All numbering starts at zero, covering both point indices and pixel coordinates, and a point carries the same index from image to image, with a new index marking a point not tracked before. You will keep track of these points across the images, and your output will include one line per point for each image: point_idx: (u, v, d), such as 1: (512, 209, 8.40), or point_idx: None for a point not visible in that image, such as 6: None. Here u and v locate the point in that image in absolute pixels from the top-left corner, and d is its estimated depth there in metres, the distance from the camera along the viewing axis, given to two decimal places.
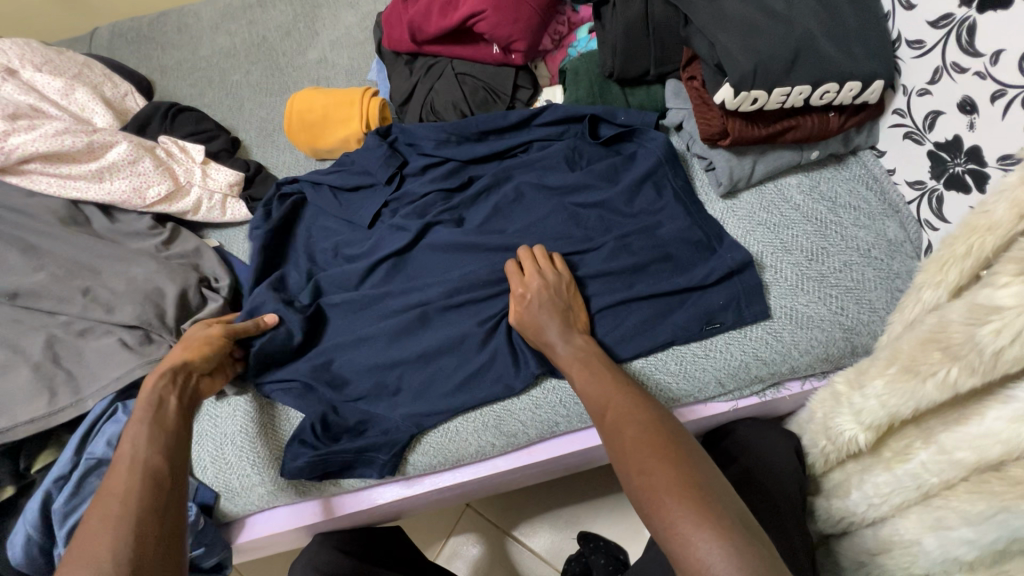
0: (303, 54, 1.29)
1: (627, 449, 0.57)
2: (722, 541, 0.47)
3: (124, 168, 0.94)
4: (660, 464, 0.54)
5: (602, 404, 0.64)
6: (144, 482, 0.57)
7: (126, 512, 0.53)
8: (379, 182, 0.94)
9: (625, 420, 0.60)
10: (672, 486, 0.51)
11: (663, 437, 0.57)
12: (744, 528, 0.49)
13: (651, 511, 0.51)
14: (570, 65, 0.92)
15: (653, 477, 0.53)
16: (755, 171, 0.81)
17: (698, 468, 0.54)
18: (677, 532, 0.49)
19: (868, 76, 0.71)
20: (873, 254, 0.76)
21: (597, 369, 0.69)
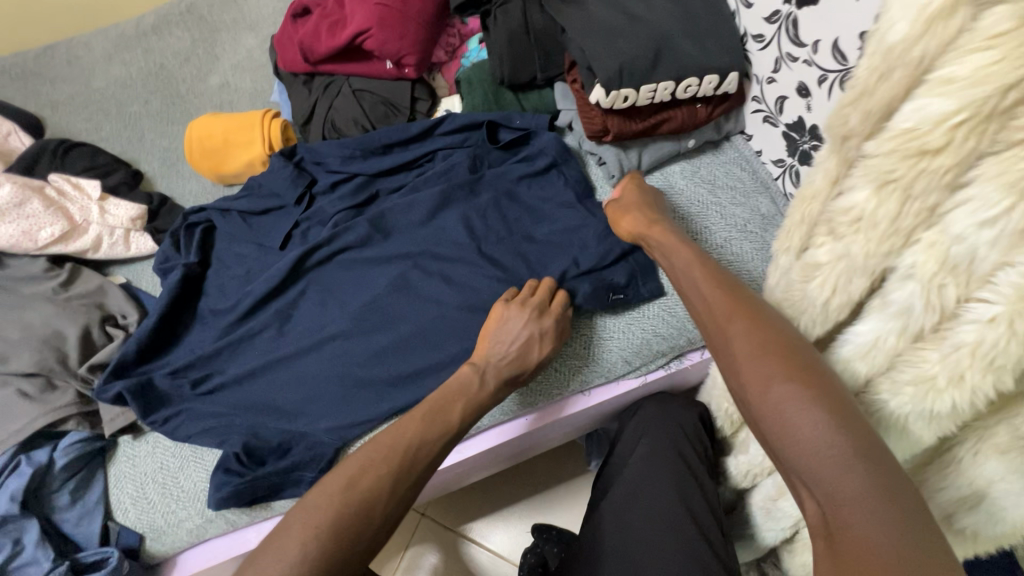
0: (204, 79, 1.27)
1: (760, 366, 0.51)
2: (868, 473, 0.42)
3: (10, 212, 0.90)
4: (800, 386, 0.48)
5: (727, 312, 0.57)
6: (415, 474, 0.63)
7: (412, 478, 0.62)
8: (288, 203, 0.95)
9: (753, 332, 0.53)
10: (814, 404, 0.46)
11: (803, 355, 0.50)
12: (891, 461, 0.43)
13: (784, 435, 0.47)
14: (463, 74, 0.96)
15: (790, 399, 0.47)
16: (642, 162, 0.87)
17: (842, 389, 0.47)
18: (818, 458, 0.45)
19: (723, 69, 0.78)
20: (749, 228, 0.84)
21: (720, 276, 0.63)
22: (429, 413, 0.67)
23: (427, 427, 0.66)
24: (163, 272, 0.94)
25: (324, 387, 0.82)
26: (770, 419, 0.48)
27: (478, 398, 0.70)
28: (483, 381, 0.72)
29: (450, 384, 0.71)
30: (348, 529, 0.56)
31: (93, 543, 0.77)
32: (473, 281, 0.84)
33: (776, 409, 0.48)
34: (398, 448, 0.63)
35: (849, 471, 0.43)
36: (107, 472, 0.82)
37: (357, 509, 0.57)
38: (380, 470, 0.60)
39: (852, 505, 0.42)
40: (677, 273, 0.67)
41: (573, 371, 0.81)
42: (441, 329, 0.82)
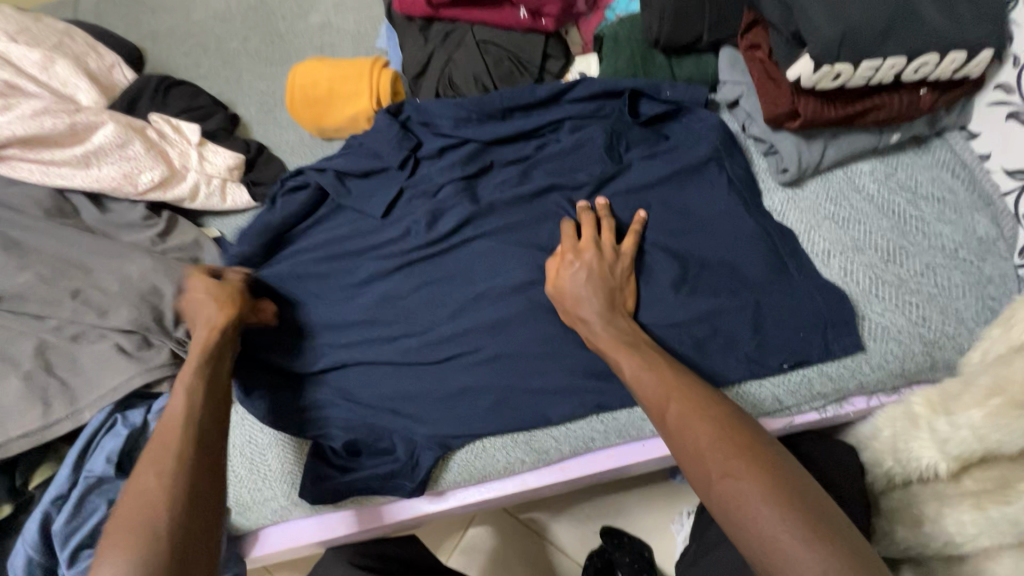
0: (305, 18, 1.17)
1: (705, 460, 0.49)
2: (834, 557, 0.42)
3: (112, 152, 0.86)
4: (747, 476, 0.47)
5: (659, 389, 0.56)
6: (202, 440, 0.58)
7: (187, 481, 0.54)
8: (390, 165, 0.83)
9: (693, 418, 0.52)
10: (764, 494, 0.46)
11: (743, 438, 0.50)
12: (844, 542, 0.44)
13: (743, 533, 0.45)
14: (607, 29, 0.80)
15: (747, 496, 0.46)
16: (825, 157, 0.71)
17: (797, 481, 0.47)
18: (788, 563, 0.43)
19: (976, 46, 0.59)
20: (960, 255, 0.66)
21: (651, 356, 0.60)
22: (192, 377, 0.64)
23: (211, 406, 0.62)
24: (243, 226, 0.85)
25: (427, 383, 0.74)
26: (730, 516, 0.47)
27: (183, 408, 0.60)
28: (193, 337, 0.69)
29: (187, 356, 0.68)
30: (149, 540, 0.49)
31: None
32: None
33: (737, 508, 0.46)
34: (166, 418, 0.59)
35: (810, 562, 0.42)
36: None
37: (159, 518, 0.50)
38: (163, 463, 0.54)
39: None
40: (609, 351, 0.63)
41: None
42: (559, 337, 0.72)
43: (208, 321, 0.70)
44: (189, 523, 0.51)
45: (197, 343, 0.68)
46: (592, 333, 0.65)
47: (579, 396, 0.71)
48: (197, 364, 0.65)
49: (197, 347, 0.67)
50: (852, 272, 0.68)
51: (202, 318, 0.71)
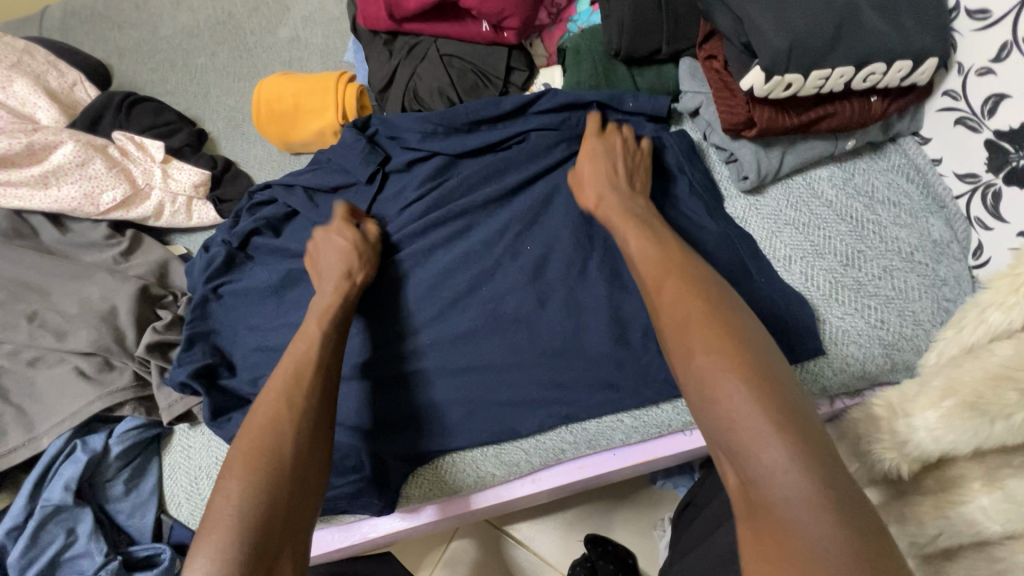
0: (273, 32, 1.16)
1: (687, 333, 0.49)
2: (794, 443, 0.40)
3: (72, 171, 0.84)
4: (728, 357, 0.45)
5: (658, 270, 0.57)
6: (314, 389, 0.59)
7: (300, 424, 0.56)
8: (359, 180, 0.82)
9: (685, 296, 0.52)
10: (734, 370, 0.44)
11: (727, 322, 0.49)
12: (808, 429, 0.42)
13: (707, 404, 0.45)
14: (569, 42, 0.81)
15: (714, 370, 0.45)
16: (783, 164, 0.72)
17: (772, 363, 0.45)
18: (742, 432, 0.42)
19: (920, 54, 0.61)
20: (916, 257, 0.68)
21: (656, 234, 0.62)
22: (329, 324, 0.66)
23: (307, 348, 0.63)
24: (204, 249, 0.85)
25: (395, 399, 0.73)
26: (703, 392, 0.45)
27: (309, 348, 0.63)
28: (321, 293, 0.70)
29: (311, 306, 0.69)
30: (272, 459, 0.53)
31: (146, 536, 0.74)
32: (566, 294, 0.72)
33: (711, 381, 0.45)
34: (282, 369, 0.61)
35: (772, 443, 0.41)
36: (162, 461, 0.77)
37: (279, 456, 0.53)
38: (281, 387, 0.59)
39: (775, 479, 0.39)
40: (617, 223, 0.65)
41: (674, 409, 0.71)
42: (526, 348, 0.71)
43: (334, 274, 0.71)
44: (306, 438, 0.56)
45: (324, 298, 0.69)
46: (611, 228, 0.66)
47: (548, 407, 0.71)
48: (327, 316, 0.67)
49: (327, 299, 0.68)
50: (812, 276, 0.69)
51: (327, 275, 0.71)
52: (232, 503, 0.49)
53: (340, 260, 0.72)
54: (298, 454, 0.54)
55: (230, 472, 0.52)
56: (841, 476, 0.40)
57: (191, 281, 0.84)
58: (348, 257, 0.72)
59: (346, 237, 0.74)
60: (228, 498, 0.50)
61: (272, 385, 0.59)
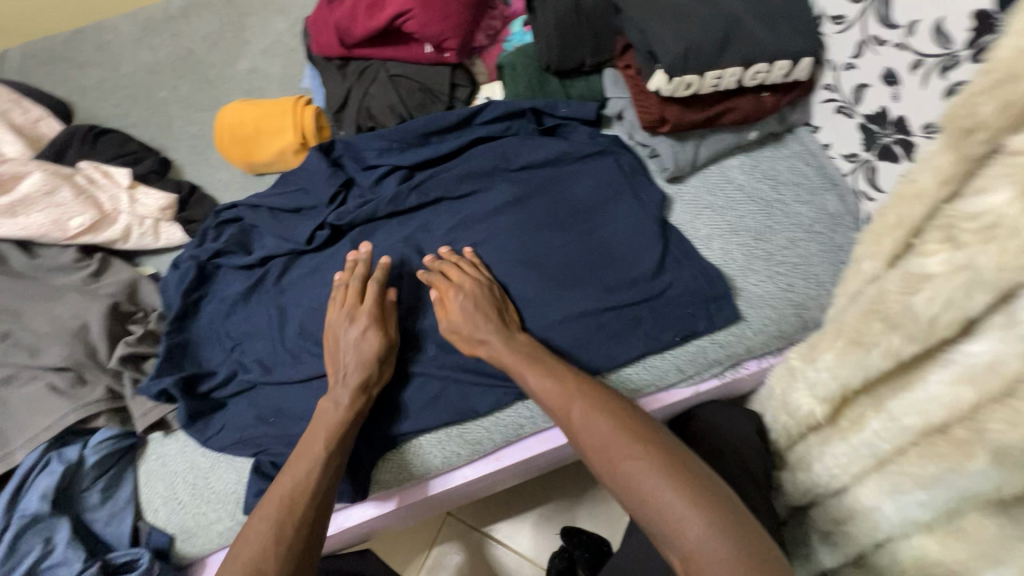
0: (233, 65, 1.23)
1: (607, 449, 0.58)
2: (712, 521, 0.50)
3: (40, 200, 0.88)
4: (645, 462, 0.55)
5: (561, 399, 0.64)
6: (314, 505, 0.64)
7: (295, 539, 0.61)
8: (320, 203, 0.88)
9: (593, 412, 0.61)
10: (661, 470, 0.54)
11: (643, 429, 0.59)
12: (723, 502, 0.51)
13: (642, 503, 0.53)
14: (505, 59, 0.90)
15: (641, 472, 0.54)
16: (698, 155, 0.81)
17: (685, 460, 0.55)
18: (669, 519, 0.51)
19: (796, 55, 0.71)
20: (816, 229, 0.77)
21: (552, 365, 0.69)
22: (333, 448, 0.68)
23: (297, 465, 0.67)
24: (174, 266, 0.89)
25: None
26: (632, 495, 0.54)
27: (311, 464, 0.67)
28: (334, 400, 0.71)
29: (316, 416, 0.71)
30: None
31: (123, 543, 0.75)
32: (515, 283, 0.79)
33: (642, 494, 0.53)
34: (294, 481, 0.65)
35: (694, 524, 0.50)
36: (137, 470, 0.80)
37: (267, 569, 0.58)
38: (280, 505, 0.63)
39: (704, 554, 0.48)
40: (514, 365, 0.70)
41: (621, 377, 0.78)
42: None
43: (351, 384, 0.72)
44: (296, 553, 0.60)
45: (336, 410, 0.71)
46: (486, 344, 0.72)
47: (505, 386, 0.77)
48: (335, 436, 0.69)
49: (341, 414, 0.70)
50: (730, 251, 0.78)
51: (346, 380, 0.72)
52: None
53: (356, 370, 0.72)
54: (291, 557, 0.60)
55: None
56: (753, 538, 0.49)
57: (164, 298, 0.88)
58: (365, 369, 0.72)
59: (364, 334, 0.73)
60: None
61: (272, 500, 0.64)
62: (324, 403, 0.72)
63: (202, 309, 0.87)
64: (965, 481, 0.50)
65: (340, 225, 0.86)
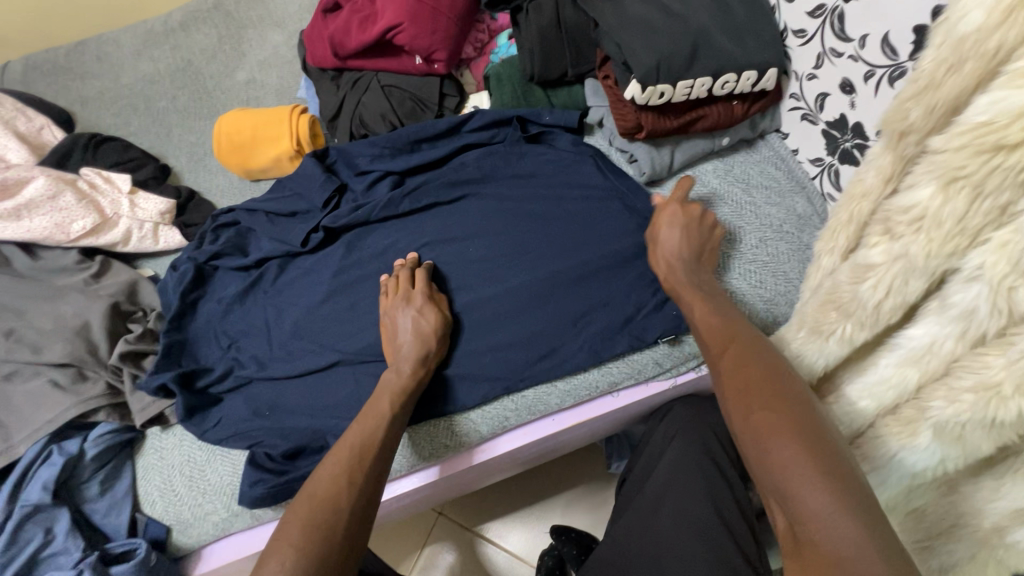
0: (231, 76, 1.27)
1: (748, 397, 0.52)
2: (843, 493, 0.44)
3: (44, 204, 0.91)
4: (783, 422, 0.49)
5: (721, 333, 0.60)
6: (376, 457, 0.66)
7: (364, 484, 0.62)
8: (315, 207, 0.92)
9: (746, 355, 0.55)
10: (795, 440, 0.47)
11: (789, 399, 0.51)
12: (869, 507, 0.44)
13: (764, 457, 0.48)
14: (492, 71, 0.95)
15: (779, 441, 0.48)
16: (674, 160, 0.86)
17: (832, 440, 0.48)
18: (796, 480, 0.46)
19: (762, 66, 0.76)
20: (785, 229, 0.82)
21: (722, 304, 0.65)
22: (399, 407, 0.72)
23: (364, 420, 0.69)
24: (173, 268, 0.93)
25: (357, 386, 0.81)
26: (761, 451, 0.49)
27: (377, 420, 0.69)
28: (395, 370, 0.75)
29: (381, 382, 0.75)
30: (327, 520, 0.58)
31: (121, 534, 0.78)
32: (501, 283, 0.83)
33: (766, 445, 0.49)
34: (358, 435, 0.67)
35: (825, 497, 0.44)
36: (135, 464, 0.83)
37: (336, 508, 0.59)
38: (347, 455, 0.65)
39: (828, 528, 0.43)
40: (683, 293, 0.68)
41: (601, 373, 0.81)
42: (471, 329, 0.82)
43: (411, 356, 0.76)
44: (365, 498, 0.61)
45: (396, 377, 0.75)
46: (671, 270, 0.72)
47: (491, 379, 0.80)
48: (401, 399, 0.72)
49: (400, 379, 0.74)
50: None
51: (404, 354, 0.76)
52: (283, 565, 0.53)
53: (416, 344, 0.77)
54: (357, 501, 0.61)
55: (287, 535, 0.56)
56: (884, 529, 0.43)
57: (163, 299, 0.92)
58: (423, 343, 0.77)
59: (424, 314, 0.78)
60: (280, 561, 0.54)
61: (343, 446, 0.66)
62: (386, 372, 0.76)
63: (198, 310, 0.90)
64: (915, 458, 0.54)
65: (334, 227, 0.90)
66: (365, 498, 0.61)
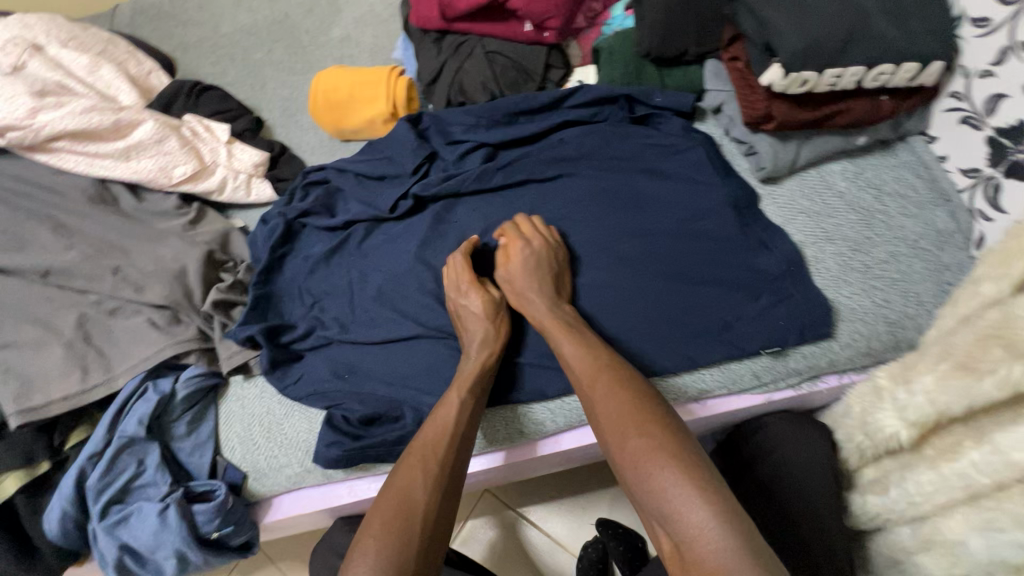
0: (326, 32, 1.26)
1: (622, 430, 0.56)
2: (711, 500, 0.48)
3: (151, 147, 0.93)
4: (656, 440, 0.53)
5: (591, 371, 0.63)
6: (452, 447, 0.65)
7: (440, 478, 0.62)
8: (404, 172, 0.90)
9: (615, 389, 0.59)
10: (669, 454, 0.52)
11: (650, 420, 0.55)
12: (732, 506, 0.48)
13: (644, 482, 0.52)
14: (604, 44, 0.89)
15: (655, 464, 0.52)
16: (799, 156, 0.78)
17: (694, 454, 0.52)
18: (673, 502, 0.49)
19: (926, 58, 0.67)
20: (921, 245, 0.73)
21: (590, 339, 0.68)
22: (472, 395, 0.69)
23: (441, 407, 0.68)
24: (263, 222, 0.93)
25: (436, 361, 0.80)
26: (640, 478, 0.52)
27: (454, 411, 0.67)
28: (467, 358, 0.73)
29: (456, 369, 0.73)
30: (407, 518, 0.59)
31: (203, 474, 0.81)
32: (591, 272, 0.78)
33: (642, 471, 0.52)
34: (436, 426, 0.66)
35: (699, 508, 0.48)
36: (218, 409, 0.85)
37: (416, 504, 0.60)
38: (422, 447, 0.64)
39: (706, 536, 0.46)
40: (552, 331, 0.70)
41: (694, 378, 0.75)
42: None
43: (474, 346, 0.74)
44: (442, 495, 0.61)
45: (471, 364, 0.72)
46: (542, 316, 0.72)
47: None
48: (467, 388, 0.70)
49: (472, 368, 0.72)
50: (825, 260, 0.75)
51: (472, 342, 0.74)
52: (368, 563, 0.55)
53: (479, 335, 0.74)
54: (438, 497, 0.61)
55: (369, 550, 0.57)
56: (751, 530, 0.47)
57: (253, 252, 0.93)
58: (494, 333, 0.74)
59: (482, 304, 0.75)
60: (364, 558, 0.56)
61: (422, 435, 0.65)
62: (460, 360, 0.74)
63: (283, 267, 0.91)
64: None
65: (423, 195, 0.87)
66: (444, 493, 0.62)
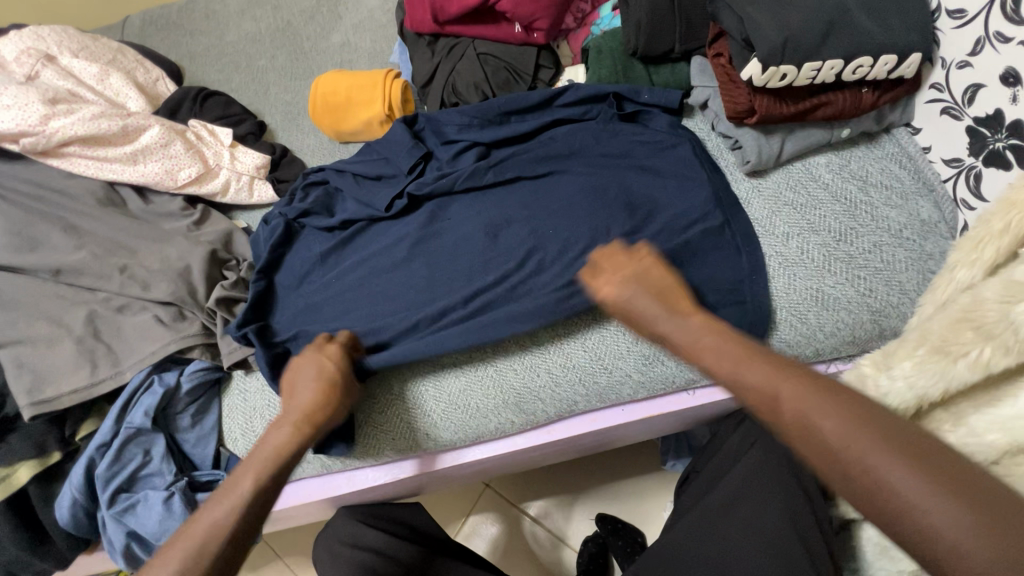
0: (327, 38, 1.30)
1: (801, 419, 0.48)
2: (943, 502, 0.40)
3: (157, 151, 0.97)
4: (877, 442, 0.44)
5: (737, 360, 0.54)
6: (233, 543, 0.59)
7: None
8: (399, 171, 0.92)
9: (782, 376, 0.51)
10: (880, 450, 0.43)
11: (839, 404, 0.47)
12: None
13: (856, 475, 0.44)
14: (592, 43, 0.91)
15: (878, 456, 0.43)
16: (784, 150, 0.79)
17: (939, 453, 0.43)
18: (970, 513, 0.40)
19: (904, 50, 0.68)
20: (905, 235, 0.74)
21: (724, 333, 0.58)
22: (268, 475, 0.64)
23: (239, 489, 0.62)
24: (265, 222, 0.96)
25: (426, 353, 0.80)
26: (841, 469, 0.45)
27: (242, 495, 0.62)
28: (281, 426, 0.69)
29: (260, 443, 0.68)
30: None
31: (206, 464, 0.85)
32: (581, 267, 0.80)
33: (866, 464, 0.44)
34: (205, 519, 0.59)
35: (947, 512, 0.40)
36: (222, 402, 0.88)
37: None
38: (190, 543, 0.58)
39: None
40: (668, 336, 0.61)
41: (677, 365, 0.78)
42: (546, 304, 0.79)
43: (319, 397, 0.71)
44: None
45: (280, 436, 0.68)
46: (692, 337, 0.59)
47: (564, 362, 0.79)
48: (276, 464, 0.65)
49: (276, 444, 0.67)
50: (809, 251, 0.75)
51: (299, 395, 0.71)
52: None
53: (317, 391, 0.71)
54: None
55: None
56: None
57: (255, 251, 0.96)
58: (327, 399, 0.71)
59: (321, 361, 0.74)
60: None
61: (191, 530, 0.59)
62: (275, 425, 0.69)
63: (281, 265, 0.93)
64: None
65: (418, 193, 0.89)
66: None
